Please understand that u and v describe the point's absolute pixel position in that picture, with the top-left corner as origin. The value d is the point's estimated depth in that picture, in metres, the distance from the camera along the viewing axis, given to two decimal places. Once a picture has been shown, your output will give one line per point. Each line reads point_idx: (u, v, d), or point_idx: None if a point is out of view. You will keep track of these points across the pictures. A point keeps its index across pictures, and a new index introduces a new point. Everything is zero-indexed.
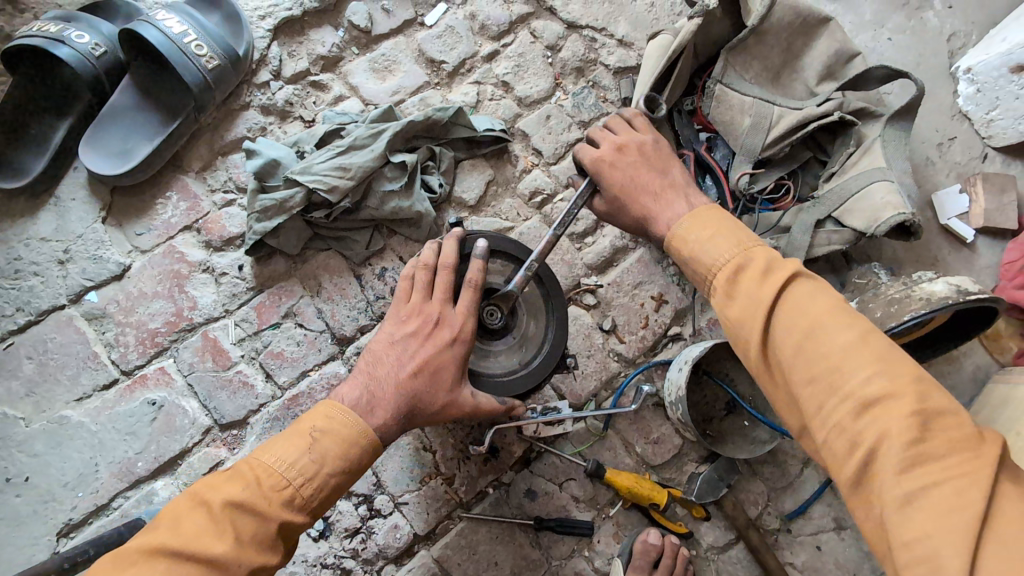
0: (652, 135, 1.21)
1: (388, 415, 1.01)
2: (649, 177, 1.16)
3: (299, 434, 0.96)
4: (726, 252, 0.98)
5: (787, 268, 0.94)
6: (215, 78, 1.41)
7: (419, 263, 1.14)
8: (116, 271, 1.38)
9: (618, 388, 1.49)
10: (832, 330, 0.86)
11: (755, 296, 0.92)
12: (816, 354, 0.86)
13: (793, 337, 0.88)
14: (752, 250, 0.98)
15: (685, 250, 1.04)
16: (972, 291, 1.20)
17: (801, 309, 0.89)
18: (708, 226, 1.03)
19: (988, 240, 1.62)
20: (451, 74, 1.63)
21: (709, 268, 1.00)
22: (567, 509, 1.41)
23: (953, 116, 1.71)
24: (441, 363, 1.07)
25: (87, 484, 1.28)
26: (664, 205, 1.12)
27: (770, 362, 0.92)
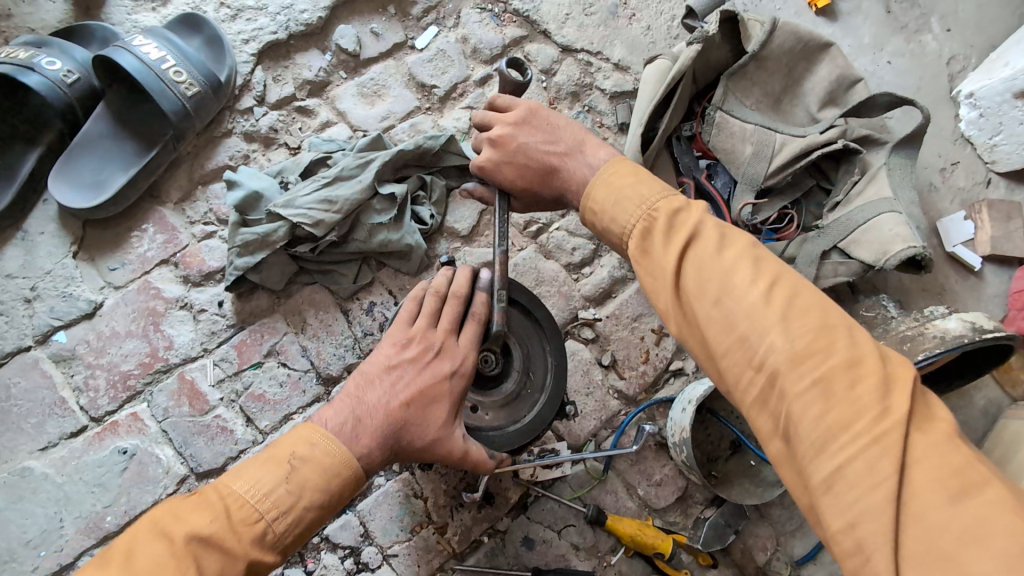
0: (527, 105, 1.12)
1: (373, 443, 0.90)
2: (541, 151, 1.09)
3: (275, 462, 0.85)
4: (633, 215, 0.94)
5: (691, 225, 0.89)
6: (194, 105, 1.34)
7: (429, 289, 1.05)
8: (87, 309, 1.30)
9: (619, 427, 1.42)
10: (736, 288, 0.81)
11: (663, 261, 0.88)
12: (722, 317, 0.81)
13: (700, 300, 0.83)
14: (657, 207, 0.93)
15: (600, 213, 1.00)
16: (988, 328, 1.16)
17: (707, 269, 0.84)
18: (618, 185, 0.98)
19: (995, 268, 1.58)
20: (443, 98, 1.57)
21: (621, 235, 0.96)
22: (567, 558, 1.34)
23: (956, 141, 1.67)
24: (437, 396, 0.96)
25: (51, 542, 1.19)
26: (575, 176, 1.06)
27: (683, 328, 0.88)
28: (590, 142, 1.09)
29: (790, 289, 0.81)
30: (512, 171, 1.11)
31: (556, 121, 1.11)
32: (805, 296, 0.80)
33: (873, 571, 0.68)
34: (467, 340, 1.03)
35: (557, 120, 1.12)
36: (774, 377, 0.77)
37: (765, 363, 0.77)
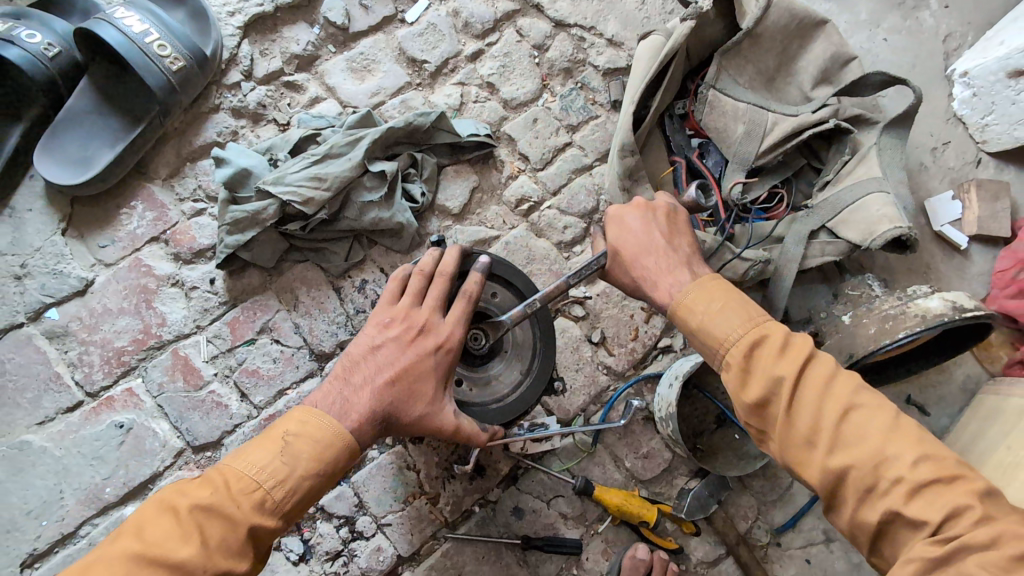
0: (667, 200, 1.14)
1: (363, 421, 0.94)
2: (659, 242, 1.07)
3: (272, 438, 0.90)
4: (738, 327, 0.93)
5: (804, 346, 0.91)
6: (180, 80, 1.32)
7: (416, 270, 1.07)
8: (79, 286, 1.31)
9: (607, 403, 1.46)
10: (862, 411, 0.85)
11: (779, 376, 0.88)
12: (848, 437, 0.84)
13: (826, 417, 0.85)
14: (766, 325, 0.94)
15: (692, 320, 0.98)
16: (968, 307, 1.18)
17: (828, 389, 0.87)
18: (715, 298, 0.98)
19: (980, 247, 1.60)
20: (434, 74, 1.55)
21: (720, 343, 0.94)
22: (556, 527, 1.39)
23: (948, 120, 1.67)
24: (422, 374, 1.00)
25: (52, 512, 1.22)
26: (667, 272, 1.04)
27: (794, 441, 0.87)
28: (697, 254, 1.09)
29: (910, 422, 0.86)
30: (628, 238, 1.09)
31: (681, 225, 1.13)
32: (921, 428, 0.85)
33: None
34: (456, 316, 1.05)
35: (675, 222, 1.13)
36: (911, 494, 0.80)
37: (900, 481, 0.81)
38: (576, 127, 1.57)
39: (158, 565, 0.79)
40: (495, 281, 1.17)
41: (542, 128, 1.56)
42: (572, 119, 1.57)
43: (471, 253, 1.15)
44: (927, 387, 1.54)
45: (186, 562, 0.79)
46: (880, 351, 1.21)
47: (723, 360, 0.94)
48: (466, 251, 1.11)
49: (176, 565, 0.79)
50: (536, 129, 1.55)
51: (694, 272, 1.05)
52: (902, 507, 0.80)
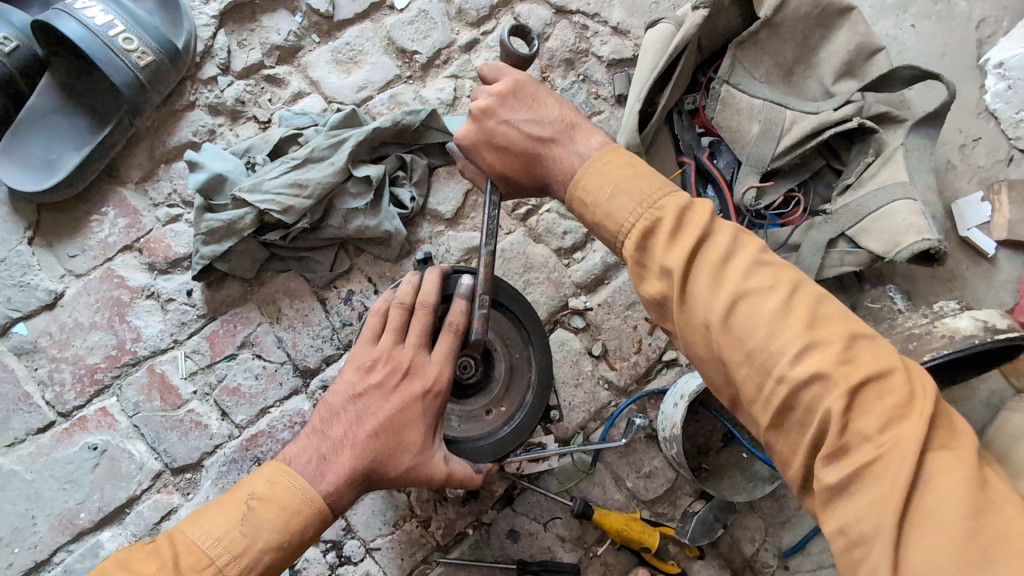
0: (514, 76, 1.00)
1: (341, 482, 0.86)
2: (525, 131, 0.97)
3: (233, 503, 0.83)
4: (631, 212, 0.86)
5: (698, 223, 0.82)
6: (149, 77, 1.22)
7: (419, 304, 0.99)
8: (47, 299, 1.23)
9: (609, 419, 1.38)
10: (754, 295, 0.76)
11: (670, 266, 0.81)
12: (740, 325, 0.76)
13: (714, 306, 0.78)
14: (661, 204, 0.85)
15: (587, 212, 0.91)
16: (1001, 328, 1.09)
17: (720, 273, 0.79)
18: (603, 180, 0.89)
19: (1010, 252, 1.49)
20: (425, 66, 1.44)
21: (616, 233, 0.87)
22: (553, 551, 1.32)
23: (979, 114, 1.54)
24: (408, 420, 0.92)
25: (23, 539, 1.16)
26: (554, 164, 0.96)
27: (692, 337, 0.81)
28: (580, 121, 0.98)
29: (810, 296, 0.77)
30: (501, 154, 1.00)
31: (543, 96, 1.00)
32: (826, 303, 0.77)
33: None
34: (443, 350, 0.97)
35: (543, 97, 1.00)
36: (798, 390, 0.72)
37: (785, 378, 0.73)
38: None
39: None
40: None
41: None
42: None
43: (454, 272, 1.06)
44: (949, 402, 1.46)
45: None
46: None
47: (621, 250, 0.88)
48: (445, 273, 1.03)
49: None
50: None
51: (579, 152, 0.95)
52: (790, 402, 0.73)
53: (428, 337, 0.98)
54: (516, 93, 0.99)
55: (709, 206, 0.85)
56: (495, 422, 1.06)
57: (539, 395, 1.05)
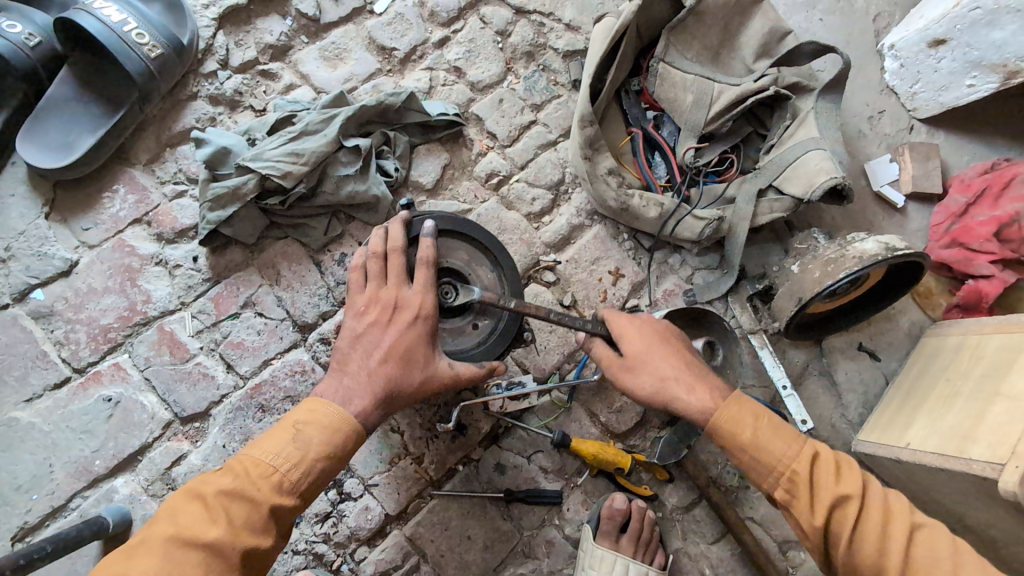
0: (656, 323, 1.21)
1: (367, 403, 1.03)
2: (670, 358, 1.16)
3: (284, 427, 0.99)
4: (786, 450, 1.08)
5: (852, 476, 1.06)
6: (159, 67, 1.38)
7: (391, 248, 1.13)
8: (63, 267, 1.35)
9: (580, 361, 1.53)
10: (925, 544, 0.98)
11: (843, 492, 1.03)
12: (918, 557, 0.98)
13: (892, 545, 0.99)
14: (807, 443, 1.09)
15: (747, 449, 1.10)
16: (899, 247, 1.30)
17: (886, 522, 1.01)
18: (749, 415, 1.11)
19: (917, 204, 1.73)
20: (403, 61, 1.64)
21: (775, 470, 1.08)
22: (536, 481, 1.45)
23: (882, 91, 1.80)
24: (410, 345, 1.08)
25: (42, 486, 1.25)
26: (685, 379, 1.13)
27: (862, 568, 1.01)
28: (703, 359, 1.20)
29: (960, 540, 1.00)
30: (659, 360, 1.15)
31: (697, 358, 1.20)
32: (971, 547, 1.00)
33: None
34: (421, 280, 1.12)
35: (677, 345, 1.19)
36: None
37: None
38: (539, 106, 1.67)
39: (190, 545, 0.88)
40: (448, 237, 1.24)
41: (508, 108, 1.65)
42: (536, 99, 1.67)
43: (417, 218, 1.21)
44: (876, 334, 1.65)
45: (215, 541, 0.89)
46: (825, 292, 1.32)
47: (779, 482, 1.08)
48: (409, 219, 1.17)
49: (206, 544, 0.88)
50: (502, 108, 1.65)
51: (711, 384, 1.14)
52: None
53: (406, 273, 1.13)
54: (663, 332, 1.20)
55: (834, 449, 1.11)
56: (477, 334, 1.23)
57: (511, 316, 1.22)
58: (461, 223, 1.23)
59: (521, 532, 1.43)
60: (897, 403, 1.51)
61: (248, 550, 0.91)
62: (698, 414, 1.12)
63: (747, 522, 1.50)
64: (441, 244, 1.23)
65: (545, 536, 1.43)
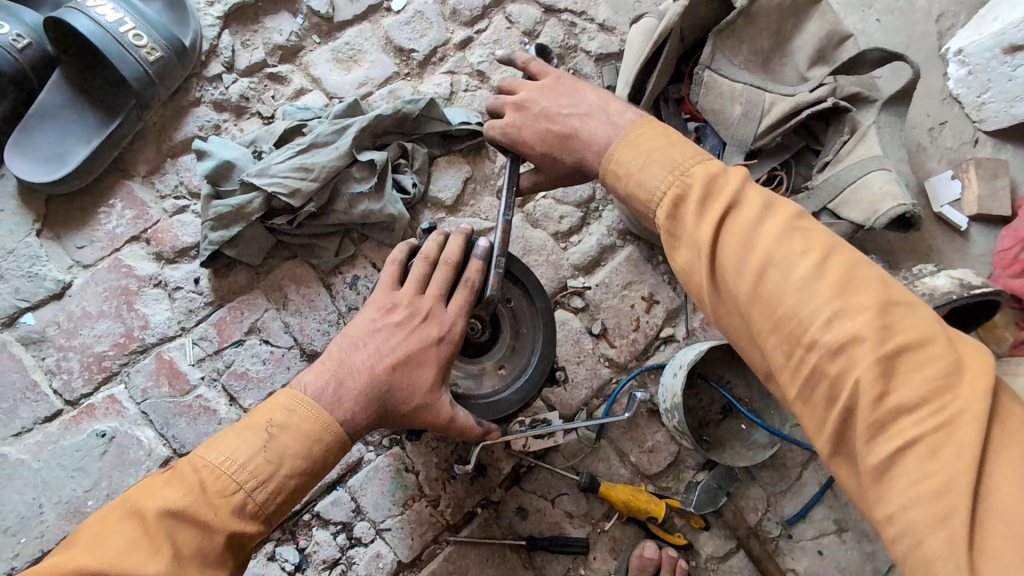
0: (551, 74, 1.05)
1: (357, 405, 0.88)
2: (563, 115, 1.01)
3: (252, 429, 0.83)
4: (663, 181, 0.86)
5: (729, 190, 0.81)
6: (158, 71, 1.27)
7: (418, 255, 1.00)
8: (55, 289, 1.25)
9: (610, 396, 1.41)
10: (783, 264, 0.75)
11: (697, 235, 0.81)
12: (766, 290, 0.75)
13: (743, 277, 0.77)
14: (691, 173, 0.85)
15: (620, 185, 0.92)
16: (976, 285, 1.15)
17: (749, 242, 0.77)
18: (630, 161, 0.91)
19: (981, 226, 1.57)
20: (422, 63, 1.51)
21: (647, 202, 0.88)
22: (561, 527, 1.34)
23: (943, 100, 1.64)
24: (421, 362, 0.93)
25: (30, 529, 1.15)
26: (556, 138, 1.01)
27: (722, 308, 0.81)
28: (613, 101, 1.00)
29: (844, 258, 0.74)
30: (531, 139, 1.03)
31: (582, 90, 1.02)
32: (860, 257, 0.75)
33: (925, 555, 0.65)
34: (415, 277, 0.99)
35: (579, 94, 1.02)
36: (832, 354, 0.71)
37: (816, 344, 0.72)
38: None
39: None
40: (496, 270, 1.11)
41: None
42: None
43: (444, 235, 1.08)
44: None
45: None
46: None
47: (653, 219, 0.88)
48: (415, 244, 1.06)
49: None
50: None
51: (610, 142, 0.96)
52: (825, 370, 0.72)
53: (426, 280, 0.99)
54: (526, 103, 1.04)
55: (739, 172, 0.84)
56: (522, 303, 1.11)
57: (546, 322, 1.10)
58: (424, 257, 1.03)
59: None
60: None
61: None
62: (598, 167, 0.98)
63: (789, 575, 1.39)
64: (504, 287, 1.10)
65: None
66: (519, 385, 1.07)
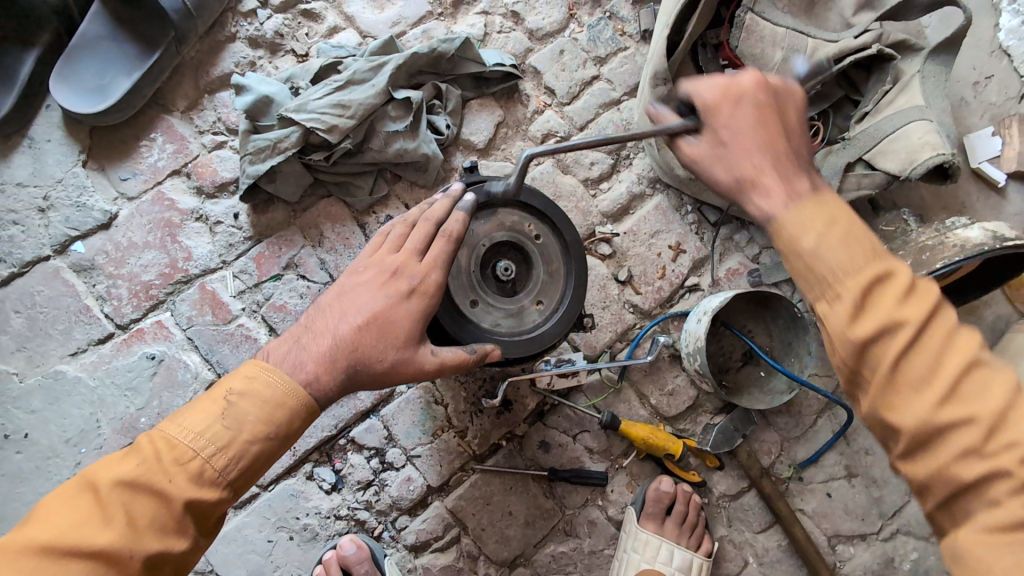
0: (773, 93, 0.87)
1: (321, 368, 0.86)
2: (765, 123, 0.85)
3: (212, 398, 0.81)
4: (856, 258, 0.72)
5: (930, 297, 0.71)
6: (195, 5, 1.28)
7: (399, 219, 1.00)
8: (102, 219, 1.30)
9: (634, 340, 1.45)
10: (984, 388, 0.68)
11: (901, 324, 0.69)
12: (967, 393, 0.68)
13: (939, 381, 0.68)
14: (889, 263, 0.73)
15: (797, 245, 0.75)
16: (1009, 237, 1.15)
17: (949, 344, 0.70)
18: (819, 218, 0.75)
19: (1020, 185, 1.52)
20: (456, 3, 1.49)
21: (831, 279, 0.73)
22: (581, 461, 1.41)
23: (992, 53, 1.58)
24: (393, 319, 0.90)
25: (90, 440, 1.24)
26: (740, 139, 0.84)
27: (897, 385, 0.70)
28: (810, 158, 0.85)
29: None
30: (734, 125, 0.86)
31: (791, 127, 0.87)
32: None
33: None
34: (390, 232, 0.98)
35: (787, 115, 0.87)
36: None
37: (1018, 446, 0.65)
38: (603, 59, 1.52)
39: (76, 552, 0.70)
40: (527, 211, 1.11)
41: (568, 60, 1.50)
42: (599, 51, 1.52)
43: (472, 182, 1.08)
44: None
45: (106, 549, 0.71)
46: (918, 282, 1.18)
47: (828, 286, 0.73)
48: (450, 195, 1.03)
49: (94, 553, 0.70)
50: (562, 61, 1.50)
51: (796, 172, 0.81)
52: (1015, 469, 0.64)
53: (404, 239, 0.98)
54: (732, 84, 0.87)
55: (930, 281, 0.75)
56: (548, 238, 1.13)
57: (575, 255, 1.12)
58: (487, 186, 1.04)
59: (564, 511, 1.39)
60: None
61: (153, 555, 0.74)
62: (767, 203, 0.79)
63: (798, 515, 1.44)
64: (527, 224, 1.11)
65: (587, 516, 1.39)
66: (559, 314, 1.11)
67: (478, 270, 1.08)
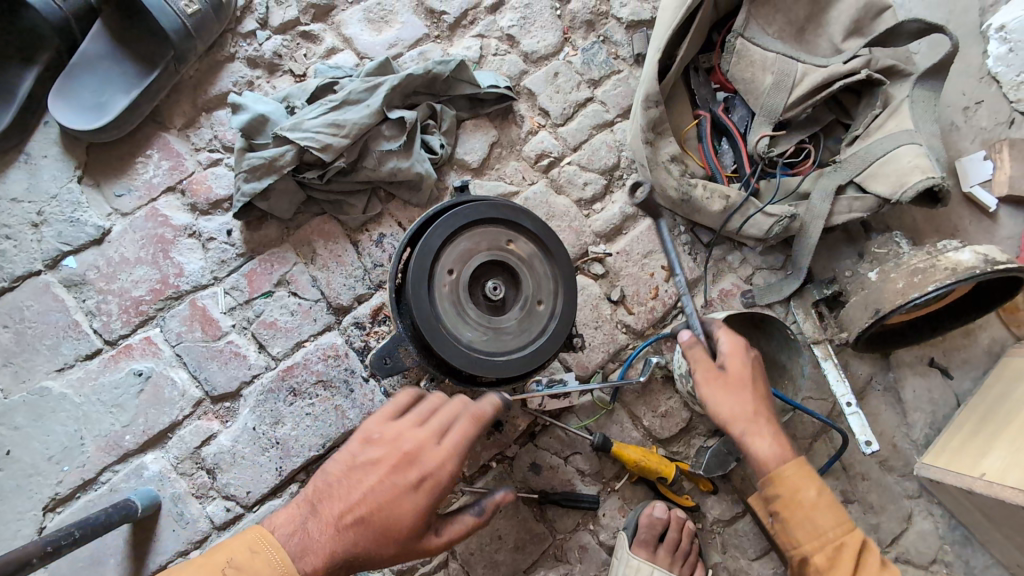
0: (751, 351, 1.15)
1: (320, 561, 0.89)
2: (759, 404, 1.10)
3: (213, 566, 0.86)
4: (832, 528, 1.05)
5: (871, 549, 1.06)
6: (195, 25, 1.30)
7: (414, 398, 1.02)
8: (95, 234, 1.30)
9: (626, 360, 1.44)
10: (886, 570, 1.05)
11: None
12: None
13: None
14: (851, 532, 1.05)
15: (788, 500, 1.07)
16: (1001, 260, 1.17)
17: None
18: (805, 479, 1.06)
19: (1011, 209, 1.52)
20: (453, 26, 1.51)
21: (814, 538, 1.05)
22: (573, 483, 1.38)
23: (981, 79, 1.60)
24: (399, 512, 0.92)
25: (73, 458, 1.22)
26: (735, 393, 1.11)
27: None
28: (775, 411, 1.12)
29: None
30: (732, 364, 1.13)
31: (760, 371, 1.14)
32: None
33: None
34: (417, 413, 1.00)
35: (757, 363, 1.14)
36: None
37: None
38: (597, 82, 1.54)
39: None
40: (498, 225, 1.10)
41: (562, 83, 1.52)
42: (593, 74, 1.54)
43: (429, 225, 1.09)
44: (951, 350, 1.47)
45: None
46: (910, 305, 1.20)
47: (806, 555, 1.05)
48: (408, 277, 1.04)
49: None
50: (557, 83, 1.52)
51: (776, 427, 1.10)
52: None
53: (425, 415, 1.00)
54: (730, 360, 1.13)
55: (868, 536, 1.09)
56: (529, 248, 1.12)
57: (561, 258, 1.13)
58: (448, 220, 1.05)
59: (554, 535, 1.37)
60: (971, 427, 1.33)
61: None
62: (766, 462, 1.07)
63: None
64: (500, 236, 1.10)
65: (578, 541, 1.36)
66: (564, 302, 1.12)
67: (463, 287, 1.06)
